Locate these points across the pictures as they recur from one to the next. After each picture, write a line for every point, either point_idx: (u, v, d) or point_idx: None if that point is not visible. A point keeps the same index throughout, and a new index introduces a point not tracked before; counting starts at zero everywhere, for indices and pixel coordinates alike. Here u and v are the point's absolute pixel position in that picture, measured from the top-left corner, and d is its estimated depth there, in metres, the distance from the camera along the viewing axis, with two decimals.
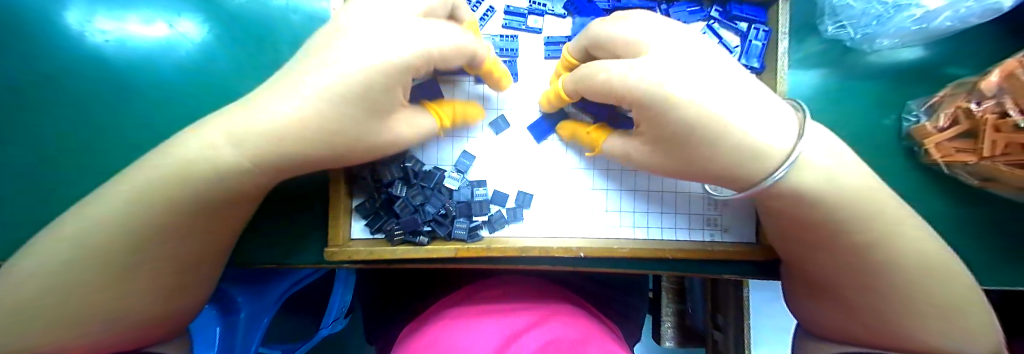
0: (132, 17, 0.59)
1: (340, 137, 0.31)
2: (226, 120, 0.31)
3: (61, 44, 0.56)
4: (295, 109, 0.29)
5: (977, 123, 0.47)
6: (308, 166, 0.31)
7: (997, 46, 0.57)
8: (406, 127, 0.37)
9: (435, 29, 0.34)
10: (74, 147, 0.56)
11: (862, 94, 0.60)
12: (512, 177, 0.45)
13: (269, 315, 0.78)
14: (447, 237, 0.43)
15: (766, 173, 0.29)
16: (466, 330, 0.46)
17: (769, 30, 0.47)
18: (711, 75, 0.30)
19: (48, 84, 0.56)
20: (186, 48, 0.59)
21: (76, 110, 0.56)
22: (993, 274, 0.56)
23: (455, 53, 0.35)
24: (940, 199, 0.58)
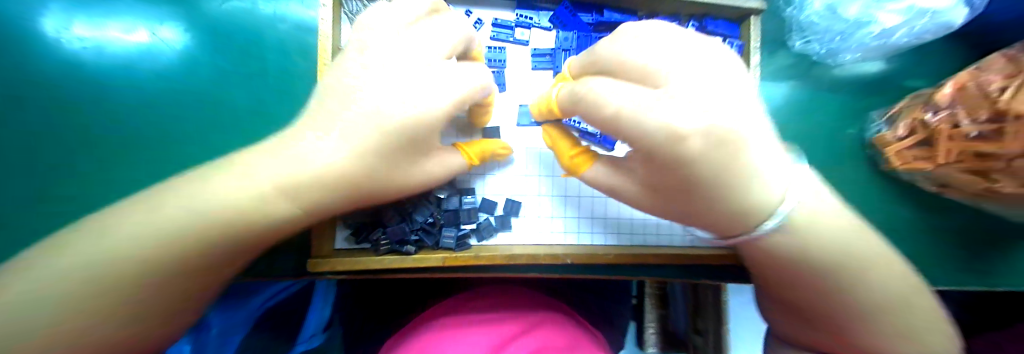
0: (109, 22, 0.56)
1: (325, 142, 0.30)
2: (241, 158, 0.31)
3: (33, 52, 0.53)
4: (342, 161, 0.30)
5: (932, 132, 0.51)
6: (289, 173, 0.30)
7: (947, 62, 0.62)
8: (437, 165, 0.36)
9: (461, 73, 0.34)
10: (50, 160, 0.54)
11: (830, 106, 0.64)
12: (500, 185, 0.45)
13: (241, 333, 0.74)
14: (435, 246, 0.42)
15: (753, 223, 0.30)
16: (453, 344, 0.46)
17: (742, 45, 0.50)
18: (736, 111, 0.26)
19: (19, 92, 0.53)
20: (168, 54, 0.57)
21: (52, 121, 0.54)
22: (947, 276, 0.60)
23: (478, 92, 0.35)
24: (900, 206, 0.61)
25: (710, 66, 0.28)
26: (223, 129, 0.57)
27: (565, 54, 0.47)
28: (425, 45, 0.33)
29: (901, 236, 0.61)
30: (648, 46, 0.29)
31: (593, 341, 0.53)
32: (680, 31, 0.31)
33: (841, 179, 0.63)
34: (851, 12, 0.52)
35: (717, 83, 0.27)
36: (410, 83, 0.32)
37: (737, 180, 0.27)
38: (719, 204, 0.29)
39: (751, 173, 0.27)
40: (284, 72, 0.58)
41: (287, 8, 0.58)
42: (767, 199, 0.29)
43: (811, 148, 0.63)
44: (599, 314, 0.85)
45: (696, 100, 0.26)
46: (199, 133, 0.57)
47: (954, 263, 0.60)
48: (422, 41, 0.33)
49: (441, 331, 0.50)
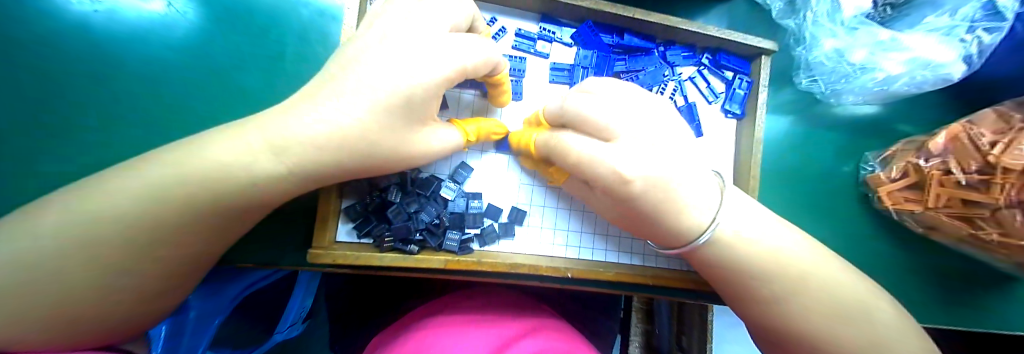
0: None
1: (351, 136, 0.30)
2: (248, 131, 0.30)
3: (42, 8, 0.52)
4: (351, 121, 0.30)
5: (923, 177, 0.53)
6: (311, 163, 0.31)
7: (945, 112, 0.64)
8: (437, 141, 0.36)
9: (466, 42, 0.33)
10: (39, 116, 0.51)
11: (829, 143, 0.65)
12: (507, 193, 0.45)
13: (221, 317, 0.73)
14: (437, 248, 0.42)
15: (687, 239, 0.36)
16: (453, 346, 0.47)
17: (751, 81, 0.51)
18: (675, 159, 0.34)
19: (16, 46, 0.51)
20: (182, 26, 0.56)
21: (44, 81, 0.52)
22: (944, 316, 0.61)
23: (484, 64, 0.35)
24: (889, 243, 0.63)
25: (656, 122, 0.36)
26: (227, 108, 0.56)
27: (585, 71, 0.49)
28: (431, 17, 0.33)
29: (892, 274, 0.63)
30: (605, 103, 0.36)
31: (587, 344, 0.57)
32: (635, 98, 0.38)
33: (834, 214, 0.64)
34: (857, 57, 0.53)
35: (660, 137, 0.35)
36: (410, 51, 0.31)
37: (670, 208, 0.34)
38: (658, 223, 0.36)
39: (681, 204, 0.34)
40: (299, 57, 0.58)
41: None
42: (694, 223, 0.35)
43: (806, 179, 0.65)
44: (586, 326, 0.85)
45: (641, 153, 0.34)
46: (200, 107, 0.55)
47: (951, 306, 0.61)
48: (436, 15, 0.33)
49: (438, 327, 0.52)
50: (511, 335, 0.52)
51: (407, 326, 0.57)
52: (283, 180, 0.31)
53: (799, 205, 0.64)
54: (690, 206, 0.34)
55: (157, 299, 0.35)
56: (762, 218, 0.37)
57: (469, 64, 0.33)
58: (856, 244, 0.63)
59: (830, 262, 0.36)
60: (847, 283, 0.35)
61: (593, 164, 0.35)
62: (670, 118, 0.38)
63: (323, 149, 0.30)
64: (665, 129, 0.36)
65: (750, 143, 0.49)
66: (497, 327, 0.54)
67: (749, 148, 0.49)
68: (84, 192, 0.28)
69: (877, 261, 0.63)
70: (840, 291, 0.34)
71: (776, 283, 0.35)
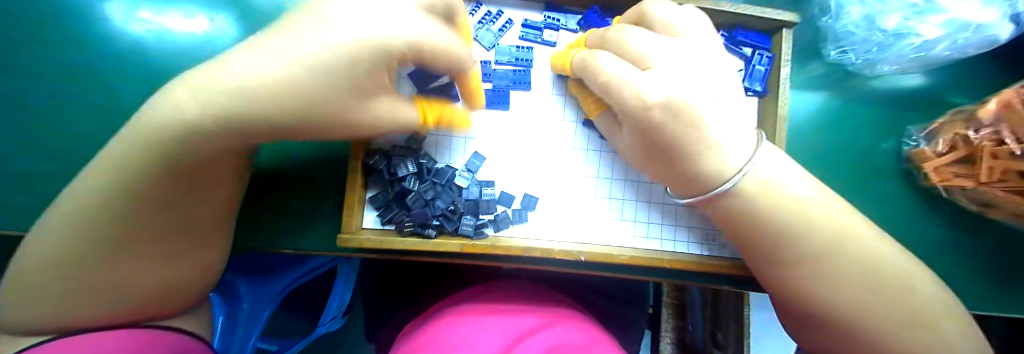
0: (171, 11, 0.63)
1: (284, 79, 0.28)
2: (194, 83, 0.28)
3: (109, 34, 0.61)
4: (273, 71, 0.27)
5: (974, 150, 0.48)
6: (242, 113, 0.28)
7: (998, 76, 0.59)
8: (385, 110, 0.35)
9: (430, 12, 0.32)
10: (103, 125, 0.60)
11: (863, 118, 0.61)
12: (520, 179, 0.47)
13: (270, 308, 0.80)
14: (454, 232, 0.44)
15: (714, 185, 0.38)
16: (469, 333, 0.49)
17: (772, 56, 0.49)
18: (716, 103, 0.36)
19: (84, 66, 0.60)
20: (222, 41, 0.63)
21: (106, 95, 0.60)
22: (1021, 309, 0.55)
23: (448, 50, 0.33)
24: (943, 229, 0.58)
25: (704, 57, 0.38)
26: None
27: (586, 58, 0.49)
28: None
29: (950, 263, 0.58)
30: (656, 41, 0.39)
31: (609, 338, 0.56)
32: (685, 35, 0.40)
33: (874, 192, 0.60)
34: (890, 23, 0.50)
35: (696, 76, 0.37)
36: (356, 11, 0.30)
37: (696, 149, 0.36)
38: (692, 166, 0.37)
39: (709, 144, 0.35)
40: None
41: None
42: (723, 167, 0.37)
43: (837, 157, 0.61)
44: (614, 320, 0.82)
45: (663, 83, 0.35)
46: None
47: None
48: None
49: (457, 318, 0.54)
50: (530, 326, 0.52)
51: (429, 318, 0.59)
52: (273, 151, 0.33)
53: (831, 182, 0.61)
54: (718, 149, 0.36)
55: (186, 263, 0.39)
56: (786, 171, 0.38)
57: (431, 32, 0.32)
58: (896, 227, 0.59)
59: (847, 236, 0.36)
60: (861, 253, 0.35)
61: (622, 89, 0.36)
62: (718, 62, 0.39)
63: (251, 99, 0.27)
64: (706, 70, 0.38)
65: (772, 121, 0.47)
66: (514, 317, 0.55)
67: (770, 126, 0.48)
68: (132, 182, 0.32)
69: (920, 245, 0.58)
70: (861, 255, 0.35)
71: (803, 244, 0.37)
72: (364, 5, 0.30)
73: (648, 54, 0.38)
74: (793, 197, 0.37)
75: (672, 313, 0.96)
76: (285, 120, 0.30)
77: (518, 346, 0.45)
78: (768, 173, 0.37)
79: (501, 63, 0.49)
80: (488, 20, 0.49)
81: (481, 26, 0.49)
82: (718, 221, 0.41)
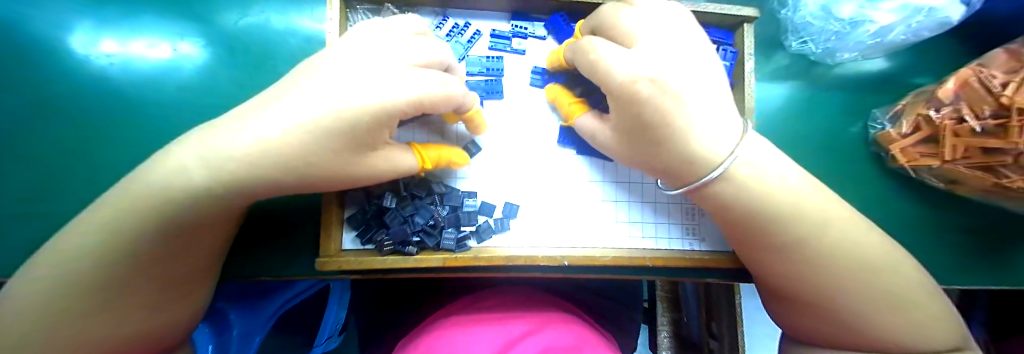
0: (129, 43, 0.61)
1: (294, 143, 0.30)
2: (199, 135, 0.31)
3: (62, 67, 0.59)
4: (277, 134, 0.30)
5: (937, 129, 0.50)
6: (258, 171, 0.31)
7: (951, 57, 0.62)
8: (384, 160, 0.37)
9: (422, 76, 0.35)
10: (64, 160, 0.57)
11: (831, 105, 0.63)
12: (499, 189, 0.47)
13: (261, 334, 0.78)
14: (435, 247, 0.44)
15: (698, 175, 0.36)
16: (469, 345, 0.48)
17: (736, 51, 0.50)
18: (701, 88, 0.35)
19: (37, 105, 0.57)
20: (187, 66, 0.62)
21: (65, 130, 0.58)
22: (993, 278, 0.58)
23: (445, 100, 0.36)
24: (918, 208, 0.60)
25: (683, 43, 0.37)
26: None
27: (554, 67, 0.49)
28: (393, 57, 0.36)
29: (924, 240, 0.59)
30: (648, 20, 0.38)
31: (602, 338, 0.57)
32: (669, 16, 0.39)
33: (847, 175, 0.62)
34: (845, 12, 0.52)
35: (684, 58, 0.36)
36: (355, 75, 0.32)
37: (677, 130, 0.35)
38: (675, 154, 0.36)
39: (691, 126, 0.34)
40: None
41: (299, 23, 0.64)
42: (710, 155, 0.35)
43: (810, 145, 0.63)
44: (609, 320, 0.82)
45: (645, 60, 0.35)
46: None
47: (996, 266, 0.58)
48: (395, 52, 0.36)
49: (447, 330, 0.53)
50: (520, 331, 0.52)
51: (419, 332, 0.59)
52: (247, 191, 0.32)
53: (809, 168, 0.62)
54: (701, 137, 0.35)
55: (178, 310, 0.38)
56: (770, 159, 0.37)
57: (423, 97, 0.34)
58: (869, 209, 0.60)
59: (823, 228, 0.36)
60: (836, 241, 0.36)
61: (607, 68, 0.36)
62: (707, 54, 0.38)
63: (259, 163, 0.30)
64: (698, 59, 0.37)
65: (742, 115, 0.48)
66: (509, 324, 0.55)
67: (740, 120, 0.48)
68: (84, 225, 0.30)
69: (893, 225, 0.60)
70: (836, 247, 0.36)
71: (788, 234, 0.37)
72: (367, 67, 0.33)
73: (637, 33, 0.38)
74: (771, 187, 0.37)
75: (668, 306, 0.97)
76: (288, 173, 0.32)
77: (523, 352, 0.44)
78: (751, 154, 0.37)
79: (471, 74, 0.48)
80: (454, 32, 0.49)
81: (449, 39, 0.49)
82: (711, 209, 0.40)
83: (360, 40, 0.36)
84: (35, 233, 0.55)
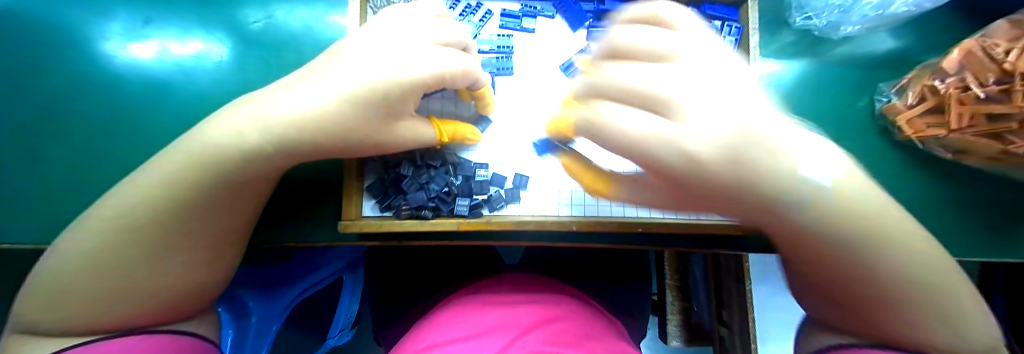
0: (152, 42, 0.65)
1: (338, 111, 0.32)
2: (236, 108, 0.34)
3: (101, 56, 0.63)
4: (320, 104, 0.32)
5: (942, 98, 0.50)
6: (302, 137, 0.33)
7: (953, 31, 0.62)
8: (408, 131, 0.40)
9: (443, 54, 0.38)
10: (100, 142, 0.61)
11: (838, 80, 0.64)
12: (510, 160, 0.49)
13: (277, 323, 0.81)
14: (450, 213, 0.47)
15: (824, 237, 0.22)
16: (486, 326, 0.50)
17: (740, 27, 0.52)
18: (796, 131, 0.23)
19: (77, 92, 0.62)
20: (214, 56, 0.65)
21: (102, 115, 0.62)
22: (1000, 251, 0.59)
23: (461, 75, 0.38)
24: (925, 184, 0.60)
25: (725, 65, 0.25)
26: None
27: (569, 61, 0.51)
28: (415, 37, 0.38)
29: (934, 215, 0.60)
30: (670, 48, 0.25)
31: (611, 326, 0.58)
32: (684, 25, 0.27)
33: (856, 150, 0.62)
34: None
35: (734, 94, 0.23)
36: (383, 52, 0.35)
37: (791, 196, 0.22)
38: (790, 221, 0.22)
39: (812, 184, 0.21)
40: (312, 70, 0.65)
41: (320, 17, 0.67)
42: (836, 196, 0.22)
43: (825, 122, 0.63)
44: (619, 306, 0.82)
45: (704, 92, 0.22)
46: None
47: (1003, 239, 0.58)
48: (416, 31, 0.38)
49: (458, 315, 0.54)
50: (531, 317, 0.52)
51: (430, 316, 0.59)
52: (279, 156, 0.34)
53: None
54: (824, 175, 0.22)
55: (214, 271, 0.41)
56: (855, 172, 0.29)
57: (444, 71, 0.37)
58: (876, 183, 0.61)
59: None
60: None
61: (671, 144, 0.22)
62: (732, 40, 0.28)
63: (304, 129, 0.32)
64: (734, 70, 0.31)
65: None
66: (523, 306, 0.57)
67: None
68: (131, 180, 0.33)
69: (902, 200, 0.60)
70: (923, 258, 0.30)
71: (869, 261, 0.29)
72: (393, 45, 0.36)
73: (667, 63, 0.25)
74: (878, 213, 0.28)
75: (677, 295, 0.95)
76: (331, 141, 0.34)
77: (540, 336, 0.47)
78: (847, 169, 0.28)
79: (483, 52, 0.51)
80: (467, 13, 0.52)
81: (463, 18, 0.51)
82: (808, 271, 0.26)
83: (386, 21, 0.39)
84: (72, 207, 0.59)
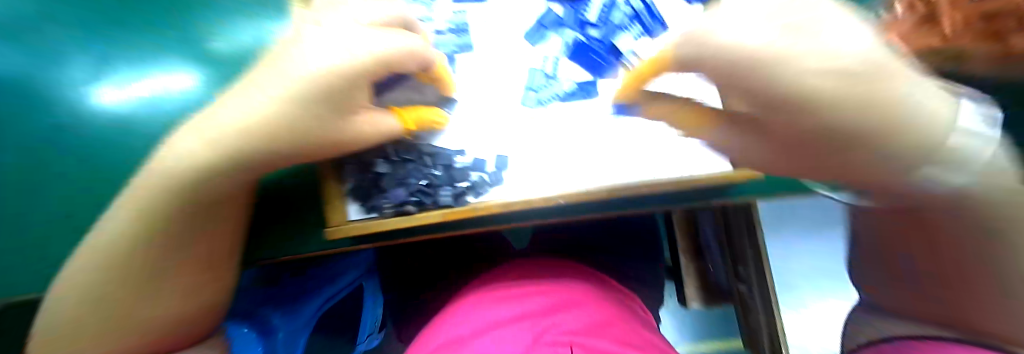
0: (106, 84, 0.66)
1: (278, 114, 0.31)
2: (188, 129, 0.33)
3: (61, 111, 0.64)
4: (258, 112, 0.31)
5: None
6: (255, 147, 0.32)
7: None
8: (368, 126, 0.38)
9: (386, 33, 0.34)
10: (80, 197, 0.61)
11: None
12: (487, 141, 0.47)
13: (304, 336, 0.84)
14: (434, 205, 0.46)
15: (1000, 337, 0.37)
16: (486, 320, 0.50)
17: None
18: None
19: (58, 151, 0.63)
20: (176, 92, 0.64)
21: (75, 166, 0.62)
22: None
23: (411, 57, 0.35)
24: None
25: None
26: None
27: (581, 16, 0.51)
28: (346, 16, 0.34)
29: None
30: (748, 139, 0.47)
31: (615, 307, 0.58)
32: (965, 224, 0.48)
33: None
34: None
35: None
36: (336, 38, 0.32)
37: None
38: None
39: None
40: None
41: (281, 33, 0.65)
42: None
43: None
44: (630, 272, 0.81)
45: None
46: None
47: None
48: (355, 10, 0.34)
49: (457, 318, 0.53)
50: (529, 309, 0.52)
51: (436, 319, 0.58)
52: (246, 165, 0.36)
53: None
54: None
55: (208, 293, 0.42)
56: None
57: (393, 54, 0.34)
58: None
59: None
60: None
61: None
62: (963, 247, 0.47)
63: (255, 139, 0.32)
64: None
65: None
66: (529, 295, 0.57)
67: None
68: (113, 218, 0.34)
69: None
70: None
71: None
72: (335, 30, 0.32)
73: None
74: None
75: (690, 255, 0.96)
76: (280, 146, 0.33)
77: (534, 328, 0.47)
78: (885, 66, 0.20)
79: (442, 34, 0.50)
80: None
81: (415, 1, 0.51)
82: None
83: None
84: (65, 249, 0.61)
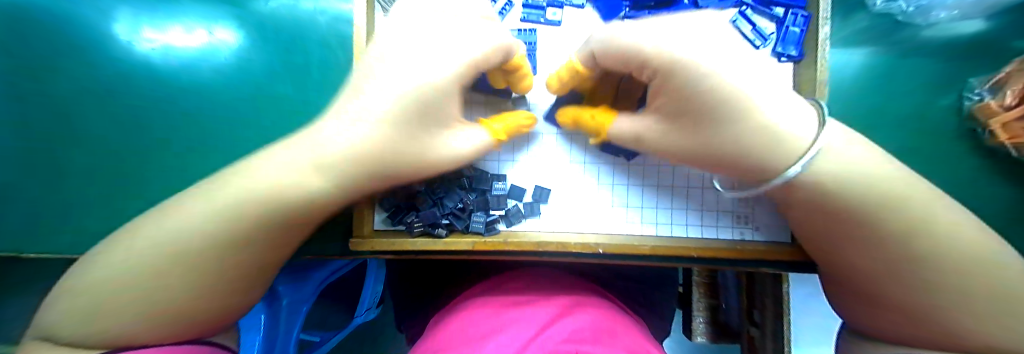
0: (173, 24, 0.67)
1: (383, 131, 0.33)
2: (283, 143, 0.34)
3: (102, 54, 0.65)
4: (365, 131, 0.33)
5: None
6: (338, 163, 0.33)
7: None
8: (455, 140, 0.38)
9: (473, 38, 0.36)
10: (125, 138, 0.66)
11: (921, 70, 0.62)
12: (531, 171, 0.45)
13: (308, 303, 0.82)
14: (465, 230, 0.45)
15: None
16: (481, 336, 0.43)
17: (809, 15, 0.42)
18: None
19: (98, 93, 0.65)
20: (224, 53, 0.66)
21: (120, 112, 0.65)
22: None
23: (499, 53, 0.36)
24: (984, 170, 0.59)
25: None
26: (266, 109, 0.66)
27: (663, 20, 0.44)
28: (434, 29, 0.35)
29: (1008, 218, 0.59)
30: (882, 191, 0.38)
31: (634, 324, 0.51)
32: None
33: (924, 148, 0.61)
34: None
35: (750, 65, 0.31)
36: (422, 47, 0.34)
37: None
38: None
39: None
40: (324, 63, 0.66)
41: (326, 3, 0.66)
42: None
43: (923, 117, 0.61)
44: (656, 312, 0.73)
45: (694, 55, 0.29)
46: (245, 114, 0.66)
47: None
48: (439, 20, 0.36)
49: (455, 327, 0.47)
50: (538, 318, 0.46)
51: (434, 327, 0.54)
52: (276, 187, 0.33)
53: (896, 149, 0.61)
54: None
55: None
56: None
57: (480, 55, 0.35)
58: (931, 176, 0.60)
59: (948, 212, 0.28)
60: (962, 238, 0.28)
61: None
62: None
63: (346, 158, 0.33)
64: None
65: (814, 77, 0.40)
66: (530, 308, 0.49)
67: (812, 84, 0.40)
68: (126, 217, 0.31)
69: (956, 186, 0.60)
70: None
71: None
72: (424, 37, 0.35)
73: None
74: None
75: (705, 292, 0.87)
76: (365, 165, 0.34)
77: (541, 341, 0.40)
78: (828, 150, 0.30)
79: None
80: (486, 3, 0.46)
81: None
82: None
83: None
84: (104, 193, 0.65)
